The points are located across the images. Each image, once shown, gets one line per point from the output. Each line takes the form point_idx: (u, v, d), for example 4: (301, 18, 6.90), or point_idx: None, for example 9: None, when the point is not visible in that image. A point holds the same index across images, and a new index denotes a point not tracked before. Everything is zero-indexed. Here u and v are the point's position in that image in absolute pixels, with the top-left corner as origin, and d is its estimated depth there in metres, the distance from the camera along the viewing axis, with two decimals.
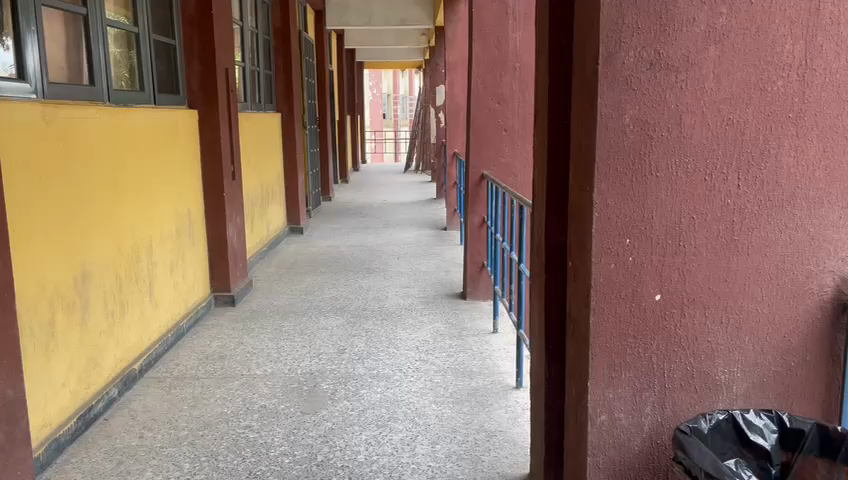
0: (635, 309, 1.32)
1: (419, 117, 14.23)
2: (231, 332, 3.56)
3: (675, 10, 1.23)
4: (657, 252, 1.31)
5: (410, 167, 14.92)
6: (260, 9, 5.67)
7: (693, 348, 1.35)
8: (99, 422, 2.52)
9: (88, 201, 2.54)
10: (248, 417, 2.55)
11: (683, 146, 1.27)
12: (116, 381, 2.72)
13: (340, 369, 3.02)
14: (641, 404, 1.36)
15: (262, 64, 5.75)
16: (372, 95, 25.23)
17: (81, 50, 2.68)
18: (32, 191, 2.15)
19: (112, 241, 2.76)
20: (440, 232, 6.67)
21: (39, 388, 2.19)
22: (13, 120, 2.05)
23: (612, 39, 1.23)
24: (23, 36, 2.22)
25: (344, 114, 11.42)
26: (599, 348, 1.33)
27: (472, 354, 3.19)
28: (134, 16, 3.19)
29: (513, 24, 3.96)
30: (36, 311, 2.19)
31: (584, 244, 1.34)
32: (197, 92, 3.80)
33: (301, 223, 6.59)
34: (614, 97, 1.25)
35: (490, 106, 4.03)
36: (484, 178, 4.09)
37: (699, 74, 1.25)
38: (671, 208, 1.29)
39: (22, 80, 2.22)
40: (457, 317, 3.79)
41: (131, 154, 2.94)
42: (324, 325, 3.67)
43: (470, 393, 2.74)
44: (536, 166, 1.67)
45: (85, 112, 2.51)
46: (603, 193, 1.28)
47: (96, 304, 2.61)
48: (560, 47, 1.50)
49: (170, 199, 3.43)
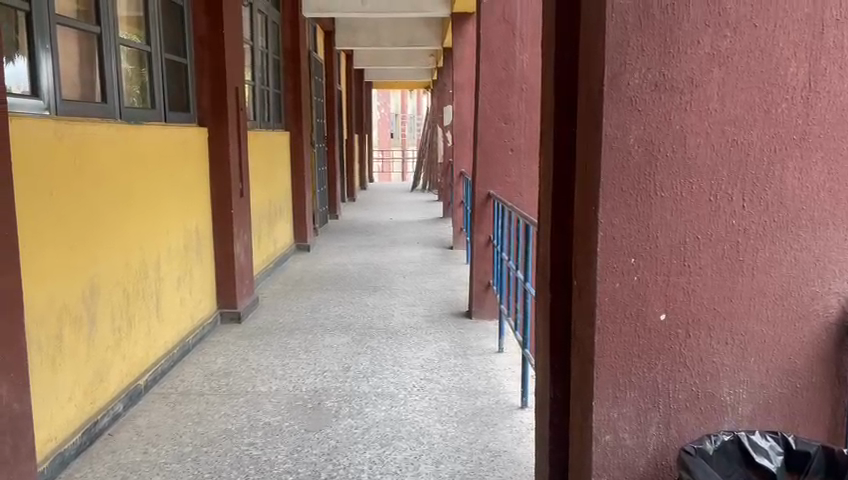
0: (640, 328, 1.32)
1: (426, 136, 14.33)
2: (236, 349, 3.57)
3: (680, 33, 1.25)
4: (662, 272, 1.31)
5: (417, 186, 14.98)
6: (270, 29, 5.74)
7: (698, 368, 1.35)
8: (104, 437, 2.52)
9: (98, 217, 2.57)
10: (252, 434, 2.55)
11: (687, 167, 1.28)
12: (121, 396, 2.72)
13: (344, 387, 3.02)
14: (646, 424, 1.36)
15: (272, 83, 5.81)
16: (380, 114, 25.43)
17: (94, 68, 2.73)
18: (44, 206, 2.18)
19: (120, 257, 2.78)
20: (445, 250, 6.68)
21: (44, 402, 2.19)
22: (25, 135, 2.08)
23: (617, 60, 1.25)
24: (37, 54, 2.26)
25: (351, 133, 11.52)
26: (604, 368, 1.33)
27: (477, 374, 3.19)
28: (146, 35, 3.24)
29: (520, 45, 4.01)
30: (45, 326, 2.20)
31: (588, 263, 1.35)
32: (207, 110, 3.84)
33: (307, 240, 6.61)
34: (619, 118, 1.26)
35: (497, 126, 4.07)
36: (490, 197, 4.10)
37: (703, 95, 1.26)
38: (676, 228, 1.30)
39: (35, 97, 2.26)
40: (462, 336, 3.79)
41: (140, 170, 2.97)
42: (329, 343, 3.67)
43: (475, 412, 2.73)
44: (541, 184, 1.68)
45: (98, 129, 2.55)
46: (608, 212, 1.29)
47: (104, 318, 2.62)
48: (567, 68, 1.51)
49: (178, 216, 3.45)
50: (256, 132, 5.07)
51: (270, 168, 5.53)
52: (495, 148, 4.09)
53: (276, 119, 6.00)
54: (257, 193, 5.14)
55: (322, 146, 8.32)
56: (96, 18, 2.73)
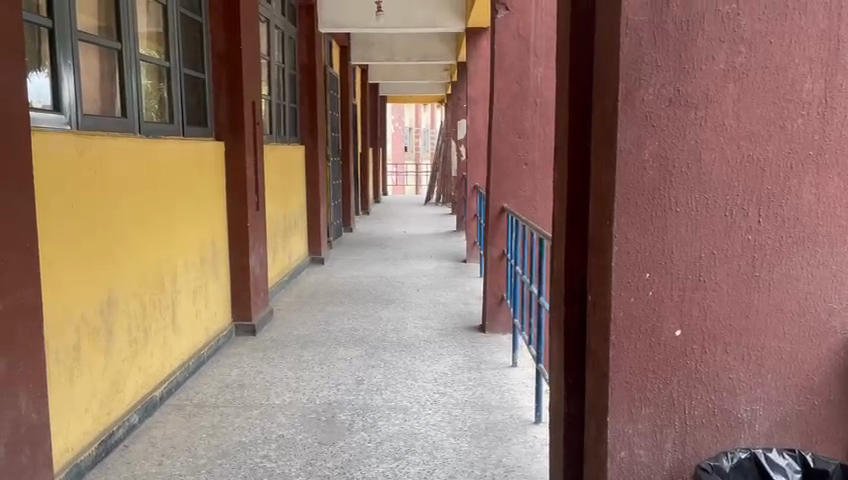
0: (655, 344, 1.32)
1: (440, 150, 14.37)
2: (251, 361, 3.59)
3: (695, 49, 1.25)
4: (677, 287, 1.31)
5: (431, 199, 15.02)
6: (286, 44, 5.81)
7: (714, 385, 1.34)
8: (120, 449, 2.54)
9: (116, 229, 2.60)
10: (266, 447, 2.55)
11: (702, 183, 1.28)
12: (137, 408, 2.74)
13: (357, 400, 3.02)
14: (662, 441, 1.35)
15: (287, 97, 5.86)
16: (394, 128, 25.55)
17: (115, 84, 2.77)
18: (64, 219, 2.21)
19: (138, 269, 2.81)
20: (459, 264, 6.68)
21: (61, 412, 2.21)
22: (47, 150, 2.11)
23: (632, 76, 1.25)
24: (59, 69, 2.30)
25: (366, 147, 11.58)
26: (619, 383, 1.33)
27: (490, 388, 3.17)
28: (166, 51, 3.30)
29: (534, 60, 4.02)
30: (63, 338, 2.23)
31: (603, 278, 1.35)
32: (224, 124, 3.89)
33: (322, 253, 6.64)
34: (634, 133, 1.27)
35: (511, 141, 4.08)
36: (504, 211, 4.10)
37: (718, 110, 1.27)
38: (692, 243, 1.30)
39: (57, 112, 2.30)
40: (476, 350, 3.78)
41: (158, 184, 3.01)
42: (343, 356, 3.68)
43: (488, 427, 2.72)
44: (556, 199, 1.68)
45: (118, 143, 2.59)
46: (622, 227, 1.29)
47: (120, 330, 2.65)
48: (581, 84, 1.51)
49: (195, 229, 3.48)
50: (272, 146, 5.12)
51: (285, 183, 5.57)
52: (509, 162, 4.10)
53: (292, 133, 6.04)
54: (272, 205, 5.18)
55: (337, 160, 8.39)
56: (117, 34, 2.78)
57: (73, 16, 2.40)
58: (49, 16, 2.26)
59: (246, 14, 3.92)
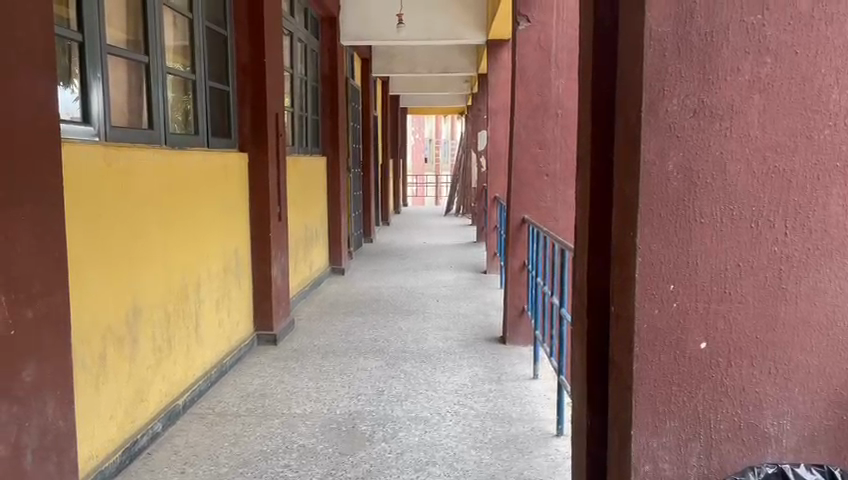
0: (680, 357, 1.31)
1: (460, 161, 14.41)
2: (272, 371, 3.61)
3: (719, 60, 1.25)
4: (702, 299, 1.30)
5: (451, 210, 15.03)
6: (309, 56, 5.87)
7: (740, 398, 1.32)
8: (143, 456, 2.56)
9: (142, 238, 2.64)
10: (287, 456, 2.56)
11: (728, 194, 1.28)
12: (160, 416, 2.77)
13: (378, 411, 3.02)
14: (686, 455, 1.34)
15: (310, 109, 5.92)
16: (415, 140, 25.68)
17: (142, 96, 2.82)
18: (91, 226, 2.25)
19: (163, 277, 2.85)
20: (480, 275, 6.68)
21: (87, 418, 2.24)
22: (76, 162, 2.15)
23: (655, 87, 1.25)
24: (88, 82, 2.35)
25: (386, 158, 11.64)
26: (643, 396, 1.32)
27: (511, 400, 3.16)
28: (192, 64, 3.35)
29: (555, 71, 4.02)
30: (90, 346, 2.26)
31: (627, 290, 1.34)
32: (248, 136, 3.94)
33: (342, 263, 6.67)
34: (658, 144, 1.27)
35: (532, 152, 4.07)
36: (525, 222, 4.09)
37: (743, 121, 1.26)
38: (717, 255, 1.29)
39: (86, 124, 2.34)
40: (496, 362, 3.77)
41: (183, 196, 3.05)
42: (363, 366, 3.68)
43: (509, 439, 2.70)
44: (578, 211, 1.68)
45: (144, 155, 2.63)
46: (646, 238, 1.29)
47: (145, 339, 2.68)
48: (604, 96, 1.52)
49: (218, 239, 3.52)
50: (295, 158, 5.17)
51: (307, 194, 5.61)
52: (530, 174, 4.10)
53: (314, 144, 6.10)
54: (294, 216, 5.22)
55: (357, 171, 8.45)
56: (144, 48, 2.83)
57: (102, 31, 2.45)
58: (79, 31, 2.31)
59: (270, 28, 3.98)
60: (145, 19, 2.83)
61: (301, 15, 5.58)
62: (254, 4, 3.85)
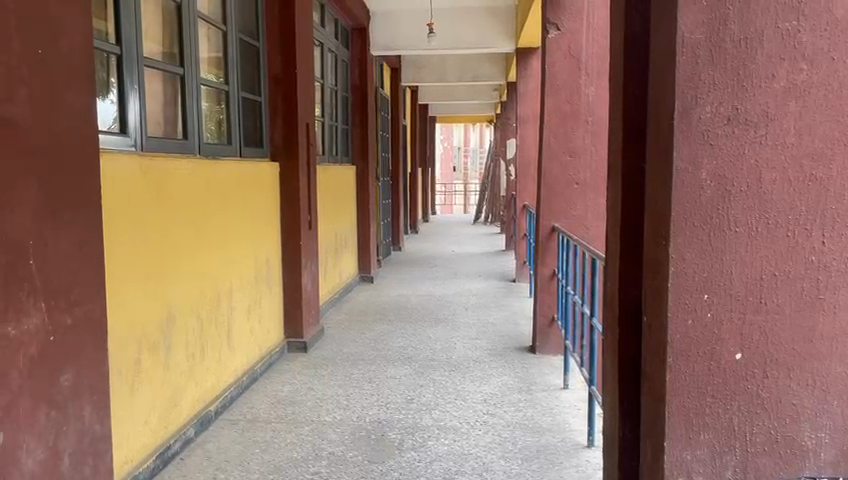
0: (714, 367, 1.29)
1: (489, 169, 14.40)
2: (302, 377, 3.64)
3: (753, 67, 1.23)
4: (737, 309, 1.28)
5: (479, 218, 15.02)
6: (339, 66, 5.93)
7: (777, 411, 1.29)
8: (176, 461, 2.61)
9: (175, 245, 2.68)
10: (317, 463, 2.57)
11: (763, 202, 1.25)
12: (193, 422, 2.82)
13: (407, 419, 3.02)
14: (721, 468, 1.31)
15: (340, 118, 5.96)
16: (444, 148, 25.75)
17: (177, 107, 2.88)
18: (127, 233, 2.29)
19: (196, 284, 2.89)
20: (509, 283, 6.65)
21: (122, 424, 2.29)
22: (113, 171, 2.20)
23: (688, 95, 1.24)
24: (126, 93, 2.41)
25: (415, 166, 11.67)
26: (676, 407, 1.30)
27: (541, 410, 3.13)
28: (225, 75, 3.41)
29: (586, 79, 4.00)
30: (125, 352, 2.30)
31: (660, 299, 1.33)
32: (280, 146, 3.99)
33: (371, 271, 6.69)
34: (691, 152, 1.25)
35: (562, 160, 4.05)
36: (555, 230, 4.06)
37: (779, 128, 1.24)
38: (751, 263, 1.27)
39: (123, 134, 2.40)
40: (526, 371, 3.74)
41: (217, 204, 3.10)
42: (392, 374, 3.69)
43: (540, 450, 2.68)
44: (610, 219, 1.67)
45: (178, 165, 2.68)
46: (679, 247, 1.28)
47: (179, 345, 2.73)
48: (636, 104, 1.51)
49: (251, 248, 3.57)
50: (325, 167, 5.21)
51: (336, 203, 5.64)
52: (560, 182, 4.07)
53: (344, 153, 6.14)
54: (324, 225, 5.26)
55: (386, 179, 8.48)
56: (180, 60, 2.90)
57: (139, 44, 2.51)
58: (118, 44, 2.37)
59: (301, 39, 4.03)
60: (181, 32, 2.89)
61: (332, 25, 5.64)
62: (285, 16, 3.90)
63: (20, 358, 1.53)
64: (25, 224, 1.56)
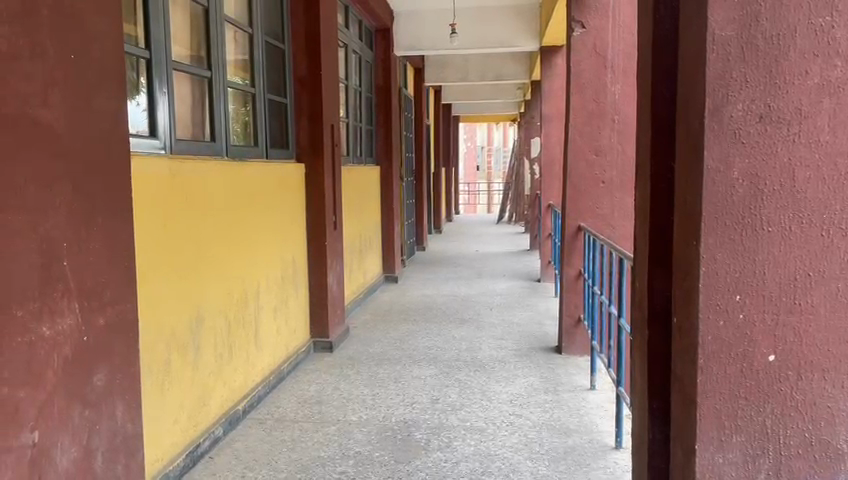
0: (747, 369, 1.27)
1: (513, 169, 14.35)
2: (328, 377, 3.66)
3: (786, 63, 1.21)
4: (770, 310, 1.26)
5: (503, 217, 14.98)
6: (363, 67, 5.95)
7: (811, 413, 1.26)
8: (205, 460, 2.64)
9: (204, 247, 2.71)
10: (344, 463, 2.59)
11: (797, 201, 1.23)
12: (221, 421, 2.85)
13: (433, 419, 3.02)
14: (754, 470, 1.29)
15: (364, 119, 5.98)
16: (467, 147, 25.72)
17: (205, 110, 2.92)
18: (157, 235, 2.33)
19: (224, 286, 2.92)
20: (534, 283, 6.62)
21: (153, 423, 2.32)
22: (143, 174, 2.23)
23: (719, 93, 1.23)
24: (155, 96, 2.44)
25: (438, 166, 11.66)
26: (707, 410, 1.28)
27: (568, 411, 3.11)
28: (251, 77, 3.44)
29: (612, 77, 3.97)
30: (155, 352, 2.34)
31: (691, 300, 1.31)
32: (305, 147, 4.02)
33: (396, 271, 6.70)
34: (722, 151, 1.24)
35: (588, 158, 4.02)
36: (581, 230, 4.03)
37: (813, 126, 1.21)
38: (785, 263, 1.24)
39: (153, 137, 2.43)
40: (552, 372, 3.72)
41: (244, 205, 3.14)
42: (417, 374, 3.70)
43: (567, 451, 2.66)
44: (638, 218, 1.65)
45: (206, 167, 2.72)
46: (710, 247, 1.26)
47: (207, 346, 2.76)
48: (665, 103, 1.49)
49: (277, 249, 3.60)
50: (349, 167, 5.24)
51: (361, 204, 5.67)
52: (586, 181, 4.04)
53: (368, 154, 6.16)
54: (349, 225, 5.29)
55: (410, 179, 8.49)
56: (207, 63, 2.93)
57: (168, 48, 2.54)
58: (147, 48, 2.41)
59: (326, 40, 4.06)
60: (208, 36, 2.93)
61: (356, 27, 5.67)
62: (310, 17, 3.93)
63: (54, 358, 1.56)
64: (60, 228, 1.59)
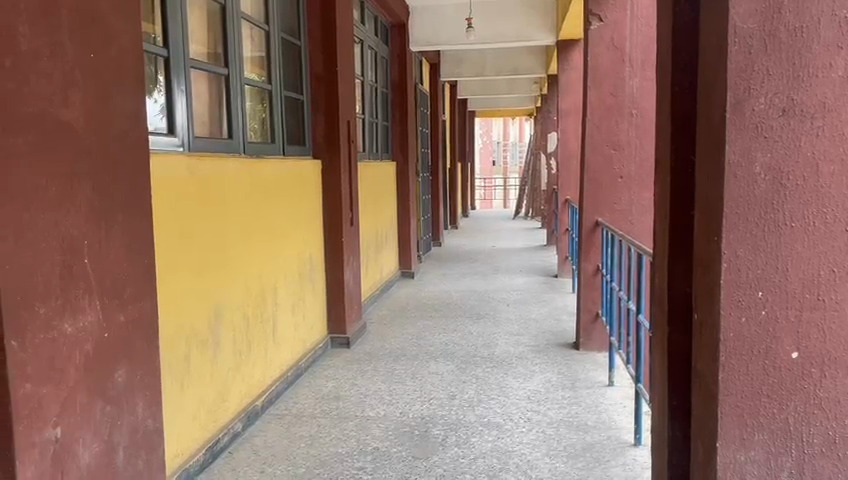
0: (769, 366, 1.25)
1: (528, 164, 14.28)
2: (346, 373, 3.67)
3: (809, 56, 1.19)
4: (793, 306, 1.24)
5: (519, 213, 14.93)
6: (379, 62, 5.94)
7: (835, 411, 1.24)
8: (225, 455, 2.66)
9: (222, 244, 2.73)
10: (362, 459, 2.60)
11: (820, 196, 1.21)
12: (240, 416, 2.87)
13: (450, 415, 3.02)
14: (777, 468, 1.28)
15: (380, 115, 5.98)
16: (482, 142, 25.65)
17: (222, 107, 2.94)
18: (176, 232, 2.35)
19: (242, 282, 2.94)
20: (551, 278, 6.59)
21: (173, 419, 2.34)
22: (162, 172, 2.25)
23: (741, 87, 1.21)
24: (173, 94, 2.46)
25: (454, 161, 11.64)
26: (729, 408, 1.27)
27: (586, 407, 3.09)
28: (268, 74, 3.45)
29: (630, 71, 3.93)
30: (175, 349, 2.35)
31: (712, 296, 1.30)
32: (322, 143, 4.02)
33: (412, 267, 6.71)
34: (743, 145, 1.22)
35: (606, 153, 3.98)
36: (598, 225, 4.00)
37: (837, 119, 1.19)
38: (809, 259, 1.22)
39: (172, 134, 2.44)
40: (569, 368, 3.70)
41: (261, 202, 3.15)
42: (434, 370, 3.70)
43: (585, 448, 2.65)
44: (657, 214, 1.63)
45: (223, 165, 2.73)
46: (732, 243, 1.24)
47: (226, 342, 2.78)
48: (686, 98, 1.47)
49: (294, 246, 3.62)
50: (365, 163, 5.24)
51: (377, 199, 5.67)
52: (604, 175, 4.00)
53: (384, 150, 6.16)
54: (365, 221, 5.30)
55: (426, 175, 8.48)
56: (224, 61, 2.94)
57: (186, 46, 2.56)
58: (165, 46, 2.42)
59: (342, 37, 4.06)
60: (225, 33, 2.94)
61: (372, 23, 5.67)
62: (326, 14, 3.93)
63: (76, 355, 1.58)
64: (80, 227, 1.60)
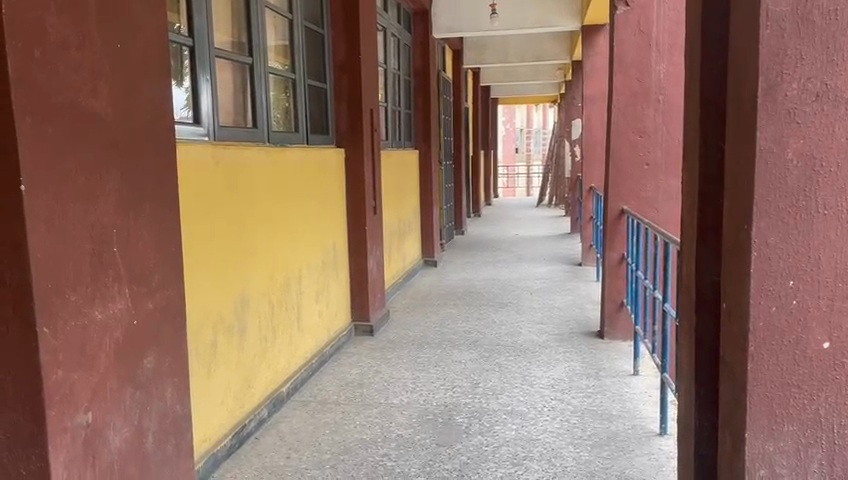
0: (800, 356, 1.23)
1: (552, 151, 14.15)
2: (369, 361, 3.69)
3: (844, 39, 1.16)
4: (825, 296, 1.21)
5: (542, 201, 14.82)
6: (401, 50, 5.92)
7: None
8: (251, 440, 2.69)
9: (247, 232, 2.75)
10: (386, 445, 2.61)
11: None
12: (266, 402, 2.91)
13: (474, 403, 3.03)
14: (806, 461, 1.26)
15: (402, 103, 5.96)
16: (505, 130, 25.47)
17: (246, 96, 2.95)
18: (203, 220, 2.37)
19: (266, 271, 2.96)
20: (575, 267, 6.55)
21: (201, 405, 2.38)
22: (189, 162, 2.27)
23: (773, 71, 1.18)
24: (198, 83, 2.47)
25: (477, 149, 11.58)
26: (758, 397, 1.25)
27: (610, 397, 3.08)
28: (291, 63, 3.46)
29: (657, 56, 3.86)
30: (202, 335, 2.39)
31: (741, 285, 1.28)
32: (345, 132, 4.02)
33: (434, 255, 6.71)
34: (775, 131, 1.19)
35: (632, 140, 3.93)
36: (624, 213, 3.97)
37: None
38: (842, 247, 1.20)
39: (197, 124, 2.46)
40: (594, 357, 3.68)
41: (285, 190, 3.16)
42: (458, 358, 3.71)
43: (610, 437, 2.64)
44: (685, 201, 1.61)
45: (248, 154, 2.75)
46: (762, 231, 1.22)
47: (252, 330, 2.81)
48: (716, 83, 1.44)
49: (318, 234, 3.63)
50: (388, 152, 5.23)
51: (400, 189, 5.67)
52: (630, 162, 3.95)
53: (407, 138, 6.15)
54: (388, 210, 5.30)
55: (449, 163, 8.45)
56: (248, 50, 2.95)
57: (210, 35, 2.57)
58: (190, 35, 2.44)
59: (365, 24, 4.05)
60: (249, 22, 2.95)
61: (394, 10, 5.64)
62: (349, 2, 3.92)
63: (106, 342, 1.61)
64: (109, 215, 1.63)
